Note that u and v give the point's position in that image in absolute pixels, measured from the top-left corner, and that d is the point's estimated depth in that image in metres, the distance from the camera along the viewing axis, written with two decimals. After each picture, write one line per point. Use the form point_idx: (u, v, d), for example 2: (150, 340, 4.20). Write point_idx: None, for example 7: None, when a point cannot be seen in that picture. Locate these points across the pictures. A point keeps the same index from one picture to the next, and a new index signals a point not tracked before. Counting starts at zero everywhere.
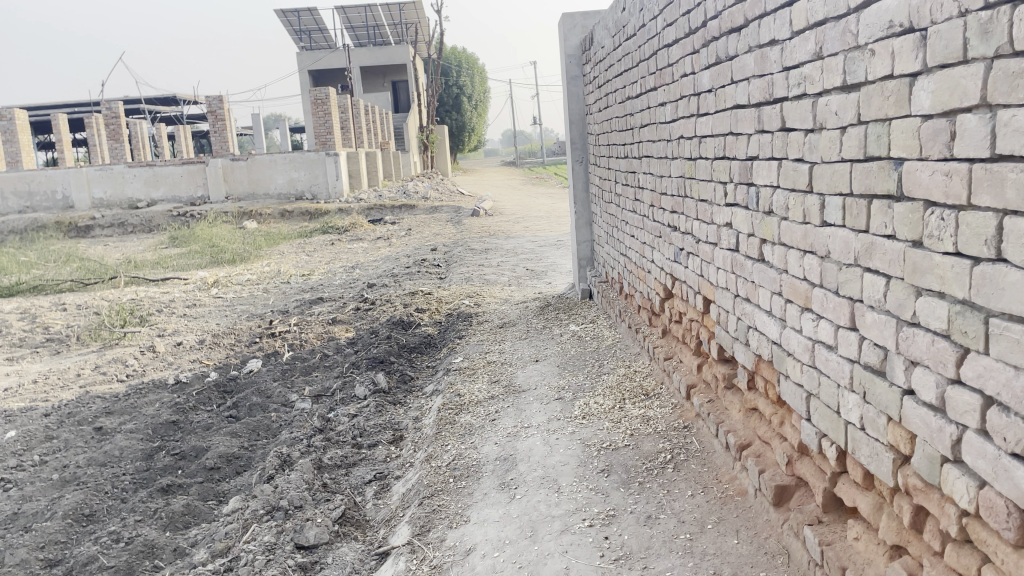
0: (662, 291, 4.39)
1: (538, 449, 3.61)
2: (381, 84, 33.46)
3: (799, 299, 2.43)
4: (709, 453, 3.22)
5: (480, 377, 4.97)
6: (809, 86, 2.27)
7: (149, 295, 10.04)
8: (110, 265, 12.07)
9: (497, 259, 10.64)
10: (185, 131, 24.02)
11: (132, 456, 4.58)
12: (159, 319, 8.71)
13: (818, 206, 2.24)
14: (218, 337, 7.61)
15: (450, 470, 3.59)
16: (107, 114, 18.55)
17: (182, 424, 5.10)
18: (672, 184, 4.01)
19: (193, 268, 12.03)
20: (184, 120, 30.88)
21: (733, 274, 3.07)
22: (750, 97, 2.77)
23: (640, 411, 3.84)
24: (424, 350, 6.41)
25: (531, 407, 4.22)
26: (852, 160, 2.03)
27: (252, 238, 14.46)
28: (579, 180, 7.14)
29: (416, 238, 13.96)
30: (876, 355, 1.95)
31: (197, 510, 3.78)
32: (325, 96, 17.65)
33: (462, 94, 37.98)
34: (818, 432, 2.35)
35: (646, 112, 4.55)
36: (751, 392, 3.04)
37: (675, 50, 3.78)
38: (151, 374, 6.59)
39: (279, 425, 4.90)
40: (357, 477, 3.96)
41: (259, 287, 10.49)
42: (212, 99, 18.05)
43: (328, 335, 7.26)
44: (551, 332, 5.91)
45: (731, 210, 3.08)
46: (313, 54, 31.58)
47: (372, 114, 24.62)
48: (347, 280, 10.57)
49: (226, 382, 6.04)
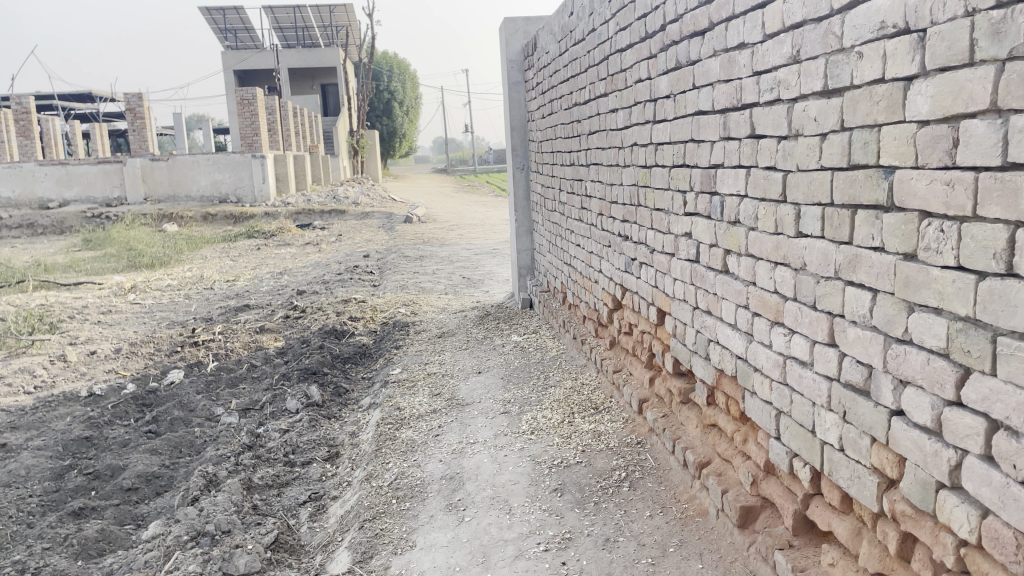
0: (611, 301, 4.29)
1: (486, 467, 3.44)
2: (310, 88, 32.83)
3: (768, 312, 2.34)
4: (665, 470, 3.10)
5: (420, 390, 4.76)
6: (784, 91, 2.18)
7: (60, 300, 9.45)
8: (17, 268, 11.34)
9: (432, 267, 10.42)
10: (101, 129, 22.96)
11: (39, 476, 4.20)
12: (71, 326, 8.18)
13: (792, 216, 2.15)
14: (136, 346, 7.17)
15: (392, 490, 3.38)
16: (18, 109, 17.57)
17: (96, 441, 4.73)
18: (624, 193, 3.91)
19: (109, 272, 11.42)
20: (100, 117, 29.58)
21: (693, 285, 2.97)
22: (714, 102, 2.68)
23: (590, 426, 3.71)
24: (359, 361, 6.17)
25: (476, 422, 4.04)
26: (833, 168, 1.94)
27: (173, 241, 13.84)
28: (521, 188, 7.01)
29: (347, 245, 13.61)
30: (859, 374, 1.86)
31: (113, 536, 3.46)
32: (252, 96, 17.10)
33: (393, 100, 37.59)
34: (788, 451, 2.26)
35: (595, 118, 4.45)
36: (710, 408, 2.94)
37: (629, 55, 3.69)
38: (62, 385, 6.14)
39: (203, 441, 4.59)
40: (290, 498, 3.70)
41: (180, 293, 10.00)
42: (132, 96, 17.27)
43: (255, 344, 6.92)
44: (493, 343, 5.75)
45: (690, 220, 2.98)
46: (239, 53, 30.73)
47: (301, 117, 24.06)
48: (275, 287, 10.19)
49: (145, 395, 5.66)
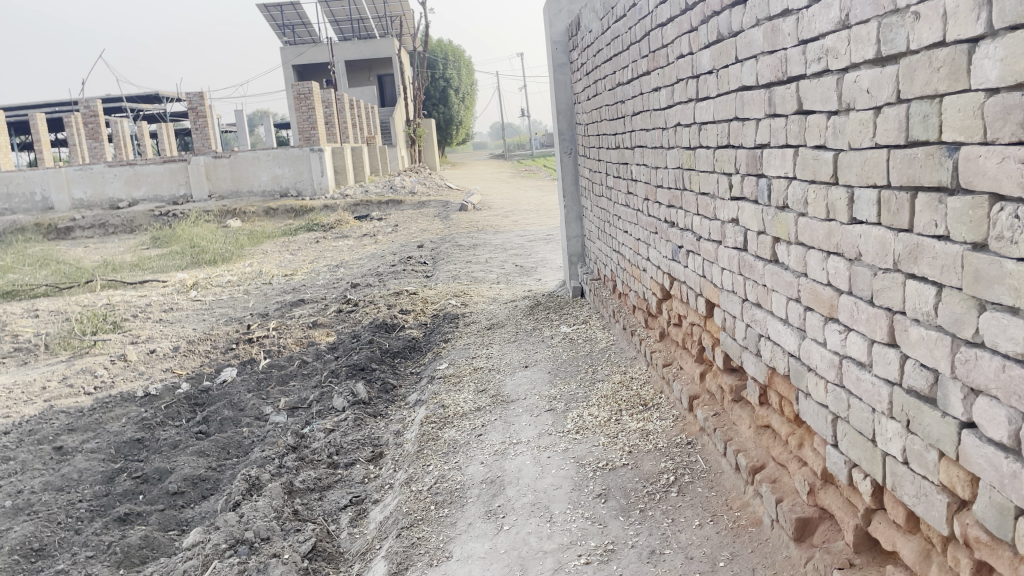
0: (659, 291, 4.08)
1: (528, 470, 3.29)
2: (366, 79, 33.05)
3: (822, 307, 2.11)
4: (717, 474, 2.90)
5: (466, 386, 4.64)
6: (832, 60, 1.95)
7: (126, 299, 9.66)
8: (86, 268, 11.67)
9: (485, 255, 10.30)
10: (167, 130, 23.53)
11: (91, 480, 4.24)
12: (134, 325, 8.34)
13: (845, 201, 1.93)
14: (194, 344, 7.25)
15: (431, 495, 3.27)
16: (85, 113, 18.09)
17: (148, 442, 4.76)
18: (669, 177, 3.69)
19: (173, 269, 11.66)
20: (166, 117, 30.39)
21: (741, 275, 2.76)
22: (759, 77, 2.45)
23: (638, 424, 3.52)
24: (408, 355, 6.09)
25: (520, 421, 3.90)
26: (889, 146, 1.71)
27: (235, 237, 14.07)
28: (568, 173, 6.81)
29: (402, 235, 13.60)
30: (923, 379, 1.63)
31: (156, 542, 3.44)
32: (308, 90, 17.21)
33: (449, 87, 37.56)
34: (847, 461, 2.04)
35: (638, 98, 4.23)
36: (763, 408, 2.73)
37: (670, 30, 3.46)
38: (120, 385, 6.24)
39: (250, 442, 4.57)
40: (332, 503, 3.63)
41: (240, 289, 10.13)
42: (192, 95, 17.58)
43: (308, 340, 6.92)
44: (541, 334, 5.59)
45: (737, 205, 2.76)
46: (296, 48, 31.12)
47: (358, 109, 24.20)
48: (330, 280, 10.23)
49: (198, 394, 5.69)
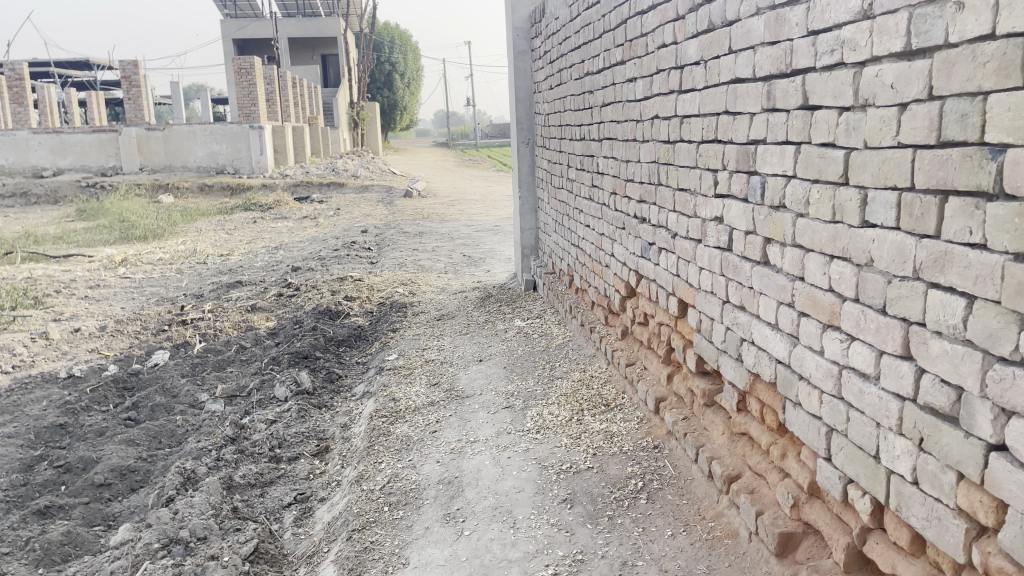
0: (623, 288, 3.97)
1: (488, 471, 3.13)
2: (310, 58, 32.28)
3: (820, 314, 2.01)
4: (687, 480, 2.80)
5: (417, 379, 4.45)
6: (849, 53, 1.84)
7: (48, 273, 9.12)
8: (5, 239, 11.00)
9: (432, 244, 10.09)
10: (98, 99, 22.48)
11: (7, 467, 3.90)
12: (56, 301, 7.84)
13: (856, 202, 1.82)
14: (122, 324, 6.85)
15: (384, 495, 3.08)
16: (11, 75, 17.11)
17: (71, 428, 4.42)
18: (642, 171, 3.58)
19: (100, 245, 11.08)
20: (98, 85, 29.07)
21: (723, 276, 2.65)
22: (756, 69, 2.34)
23: (602, 425, 3.40)
24: (354, 344, 5.86)
25: (476, 418, 3.73)
26: (915, 146, 1.61)
27: (167, 213, 13.48)
28: (525, 164, 6.65)
29: (345, 219, 13.25)
30: (945, 396, 1.54)
31: (79, 539, 3.16)
32: (250, 65, 16.63)
33: (395, 72, 37.00)
34: (842, 477, 1.94)
35: (609, 88, 4.10)
36: (740, 415, 2.63)
37: (651, 18, 3.34)
38: (41, 365, 5.83)
39: (184, 431, 4.28)
40: (274, 500, 3.39)
41: (172, 268, 9.67)
42: (127, 63, 16.77)
43: (246, 324, 6.61)
44: (494, 328, 5.43)
45: (722, 203, 2.65)
46: (239, 21, 30.14)
47: (301, 88, 23.55)
48: (269, 262, 9.85)
49: (127, 377, 5.35)
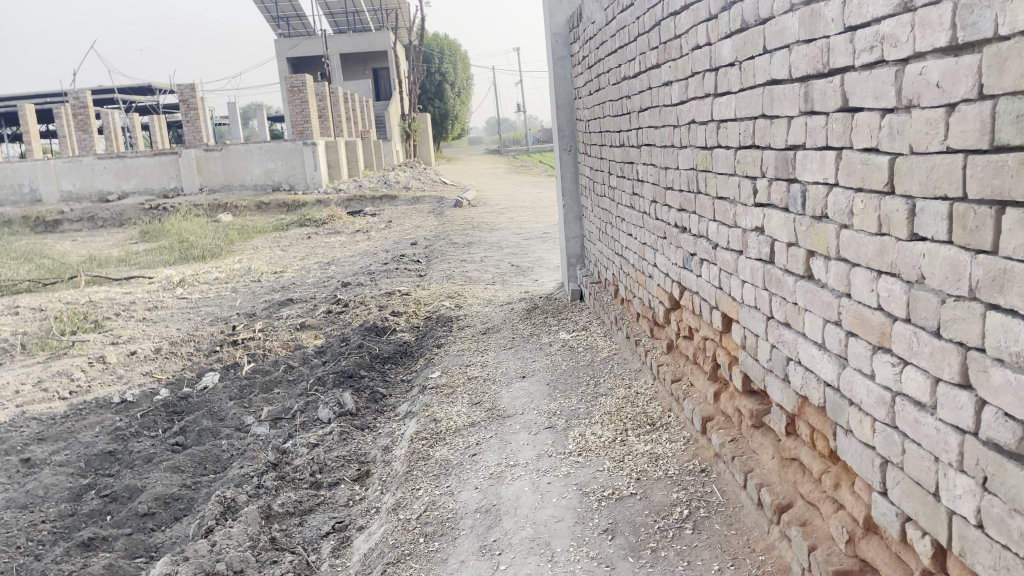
0: (667, 301, 3.81)
1: (526, 498, 3.01)
2: (361, 72, 32.71)
3: (869, 334, 1.84)
4: (736, 508, 2.63)
5: (459, 398, 4.35)
6: (888, 50, 1.67)
7: (110, 297, 9.33)
8: (71, 263, 11.32)
9: (480, 254, 10.02)
10: (159, 123, 23.11)
11: (57, 497, 3.95)
12: (115, 324, 8.01)
13: (903, 213, 1.65)
14: (176, 346, 6.95)
15: (420, 525, 2.99)
16: (75, 104, 17.69)
17: (120, 455, 4.46)
18: (681, 179, 3.42)
19: (160, 266, 11.32)
20: (160, 109, 29.97)
21: (766, 291, 2.49)
22: (792, 69, 2.17)
23: (646, 447, 3.25)
24: (400, 361, 5.81)
25: (517, 439, 3.62)
26: (965, 152, 1.44)
27: (225, 232, 13.73)
28: (568, 171, 6.52)
29: (396, 232, 13.30)
30: (1010, 433, 1.36)
31: (121, 572, 3.16)
32: (301, 83, 16.88)
33: (445, 82, 37.24)
34: (899, 514, 1.77)
35: (646, 93, 3.95)
36: (790, 439, 2.46)
37: (684, 19, 3.18)
38: (97, 390, 5.92)
39: (229, 456, 4.28)
40: (312, 529, 3.34)
41: (227, 287, 9.81)
42: (184, 87, 17.17)
43: (294, 342, 6.63)
44: (539, 341, 5.31)
45: (762, 213, 2.49)
46: (291, 40, 30.73)
47: (353, 103, 23.85)
48: (321, 278, 9.92)
49: (177, 401, 5.39)
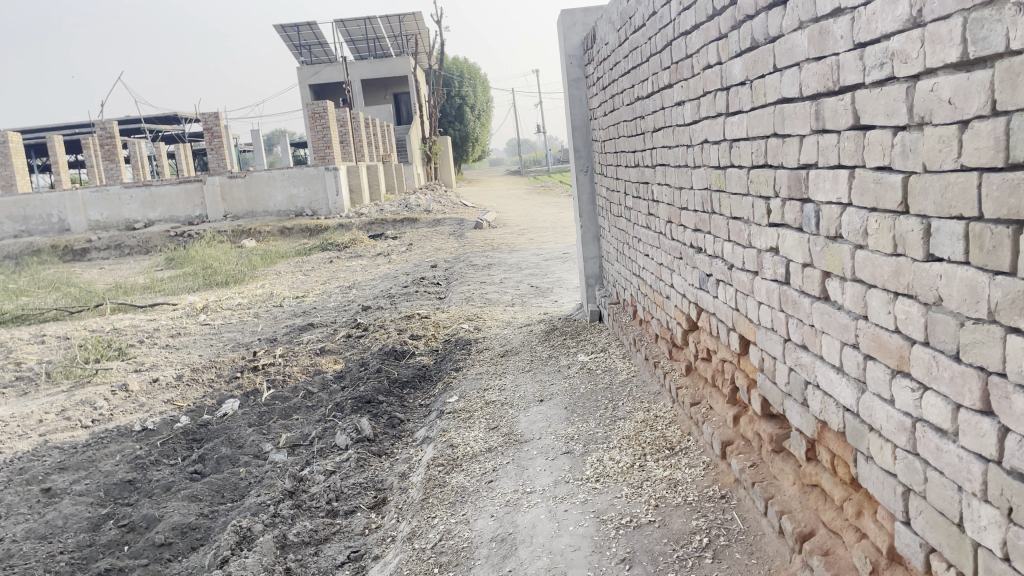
0: (685, 322, 3.76)
1: (542, 526, 2.96)
2: (382, 97, 33.05)
3: (888, 358, 1.78)
4: (757, 536, 2.56)
5: (476, 423, 4.31)
6: (899, 66, 1.63)
7: (134, 324, 9.42)
8: (97, 291, 11.47)
9: (500, 275, 10.00)
10: (184, 151, 23.47)
11: (76, 527, 3.95)
12: (139, 352, 8.07)
13: (919, 233, 1.60)
14: (198, 372, 6.98)
15: (435, 555, 2.94)
16: (101, 134, 18.02)
17: (139, 484, 4.47)
18: (695, 199, 3.38)
19: (184, 292, 11.43)
20: (185, 138, 30.45)
21: (783, 313, 2.43)
22: (803, 87, 2.14)
23: (666, 472, 3.18)
24: (418, 385, 5.79)
25: (533, 465, 3.57)
26: (979, 170, 1.39)
27: (248, 257, 13.85)
28: (585, 192, 6.50)
29: (417, 254, 13.34)
30: None
31: None
32: (322, 109, 17.06)
33: (465, 105, 37.51)
34: (923, 544, 1.70)
35: (659, 113, 3.92)
36: (811, 464, 2.39)
37: (695, 38, 3.15)
38: (119, 418, 5.96)
39: (247, 484, 4.27)
40: (328, 559, 3.30)
41: (249, 312, 9.87)
42: (208, 115, 17.42)
43: (314, 367, 6.64)
44: (557, 363, 5.27)
45: (776, 232, 2.44)
46: (313, 67, 31.16)
47: (374, 127, 24.07)
48: (342, 302, 9.95)
49: (197, 428, 5.40)
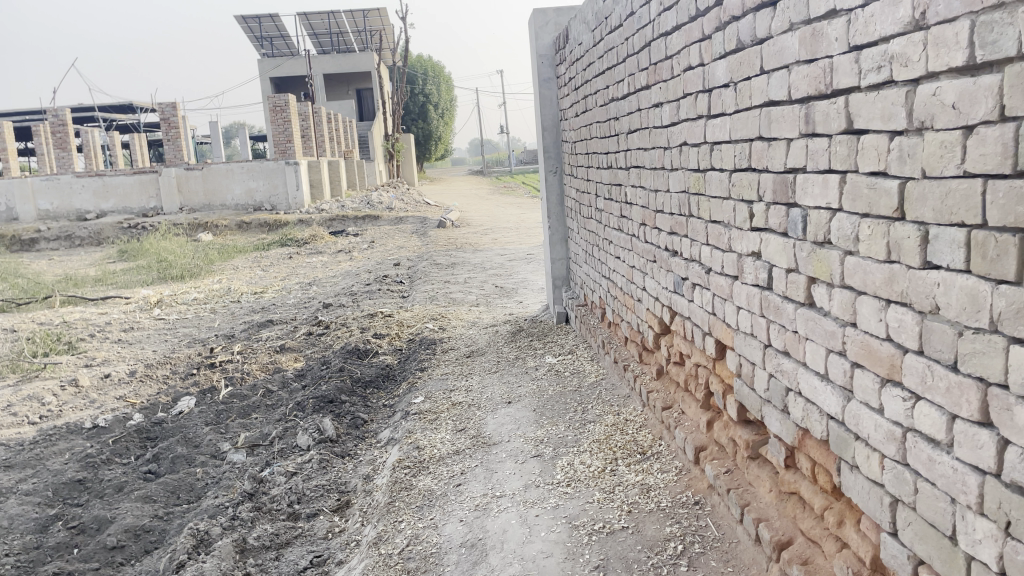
0: (657, 325, 3.74)
1: (514, 531, 2.89)
2: (344, 93, 32.68)
3: (877, 366, 1.75)
4: (732, 543, 2.53)
5: (443, 425, 4.23)
6: (898, 70, 1.60)
7: (84, 317, 9.11)
8: (45, 283, 11.07)
9: (464, 275, 9.91)
10: (139, 142, 22.89)
11: (22, 528, 3.77)
12: (89, 347, 7.80)
13: (915, 240, 1.57)
14: (151, 368, 6.76)
15: (402, 561, 2.85)
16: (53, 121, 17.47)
17: (89, 484, 4.29)
18: (671, 202, 3.35)
19: (137, 285, 11.10)
20: (140, 128, 29.70)
21: (764, 318, 2.40)
22: (791, 90, 2.11)
23: (638, 477, 3.14)
24: (381, 385, 5.68)
25: (502, 469, 3.50)
26: (984, 176, 1.37)
27: (205, 251, 13.54)
28: (553, 192, 6.45)
29: (378, 252, 13.17)
30: None
31: None
32: (285, 102, 16.78)
33: (429, 103, 37.31)
34: (910, 556, 1.68)
35: (635, 114, 3.89)
36: (789, 472, 2.37)
37: (675, 39, 3.12)
38: (68, 415, 5.73)
39: (203, 485, 4.13)
40: (289, 564, 3.19)
41: (206, 308, 9.62)
42: (166, 105, 17.00)
43: (273, 365, 6.48)
44: (524, 365, 5.21)
45: (759, 237, 2.41)
46: (275, 60, 30.66)
47: (336, 122, 23.76)
48: (302, 299, 9.77)
49: (151, 427, 5.22)
